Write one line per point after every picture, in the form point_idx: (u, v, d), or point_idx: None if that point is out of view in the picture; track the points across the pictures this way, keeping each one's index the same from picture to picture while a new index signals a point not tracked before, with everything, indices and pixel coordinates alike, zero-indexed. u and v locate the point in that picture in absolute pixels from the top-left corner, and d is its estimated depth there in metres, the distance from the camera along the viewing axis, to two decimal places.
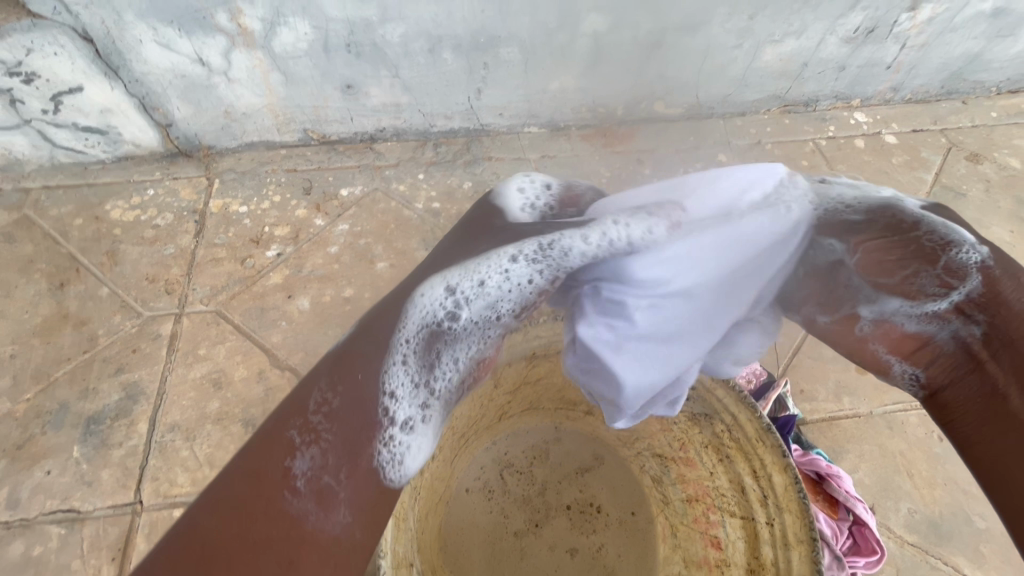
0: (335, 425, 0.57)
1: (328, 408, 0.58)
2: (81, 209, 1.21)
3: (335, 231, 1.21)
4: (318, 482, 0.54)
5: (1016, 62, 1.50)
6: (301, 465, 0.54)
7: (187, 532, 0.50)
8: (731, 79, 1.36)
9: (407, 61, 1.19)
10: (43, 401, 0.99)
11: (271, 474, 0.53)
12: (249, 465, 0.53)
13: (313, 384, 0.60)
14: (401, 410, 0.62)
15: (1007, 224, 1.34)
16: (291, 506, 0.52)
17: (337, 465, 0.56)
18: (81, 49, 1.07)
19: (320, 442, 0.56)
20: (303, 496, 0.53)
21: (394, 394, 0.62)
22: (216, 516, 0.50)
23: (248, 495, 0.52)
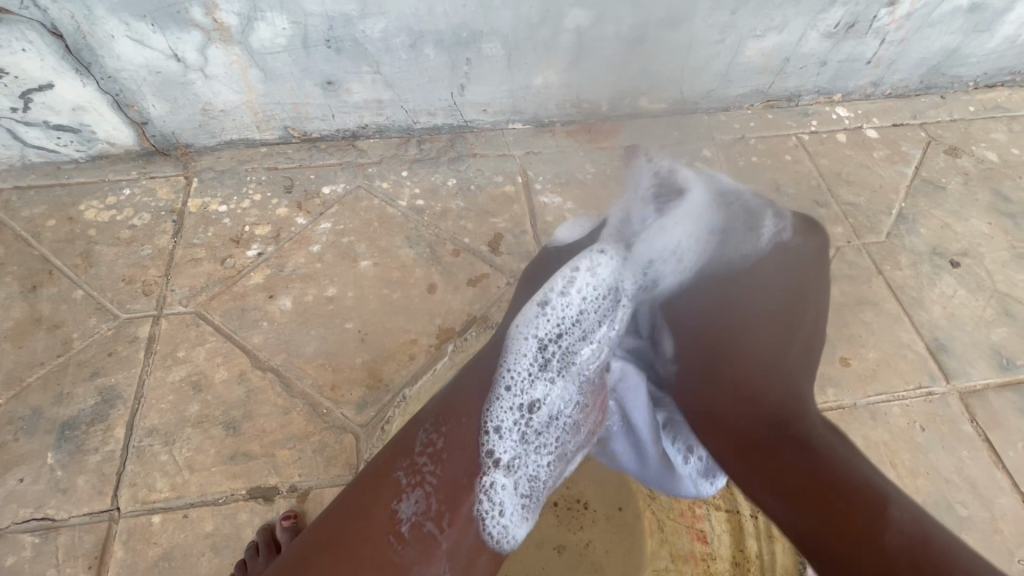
0: (437, 469, 0.64)
1: (430, 452, 0.65)
2: (54, 209, 1.18)
3: (317, 230, 1.19)
4: (421, 527, 0.59)
5: (991, 57, 1.52)
6: (407, 508, 0.59)
7: (298, 566, 0.55)
8: (714, 74, 1.36)
9: (388, 56, 1.18)
10: (16, 407, 0.97)
11: (379, 516, 0.58)
12: (360, 505, 0.59)
13: (416, 429, 0.67)
14: (501, 450, 0.70)
15: (985, 216, 1.35)
16: (398, 555, 0.57)
17: (439, 512, 0.61)
18: (50, 44, 1.04)
19: (423, 485, 0.62)
20: (407, 541, 0.58)
21: (496, 430, 0.71)
22: (327, 549, 0.56)
23: (356, 536, 0.57)
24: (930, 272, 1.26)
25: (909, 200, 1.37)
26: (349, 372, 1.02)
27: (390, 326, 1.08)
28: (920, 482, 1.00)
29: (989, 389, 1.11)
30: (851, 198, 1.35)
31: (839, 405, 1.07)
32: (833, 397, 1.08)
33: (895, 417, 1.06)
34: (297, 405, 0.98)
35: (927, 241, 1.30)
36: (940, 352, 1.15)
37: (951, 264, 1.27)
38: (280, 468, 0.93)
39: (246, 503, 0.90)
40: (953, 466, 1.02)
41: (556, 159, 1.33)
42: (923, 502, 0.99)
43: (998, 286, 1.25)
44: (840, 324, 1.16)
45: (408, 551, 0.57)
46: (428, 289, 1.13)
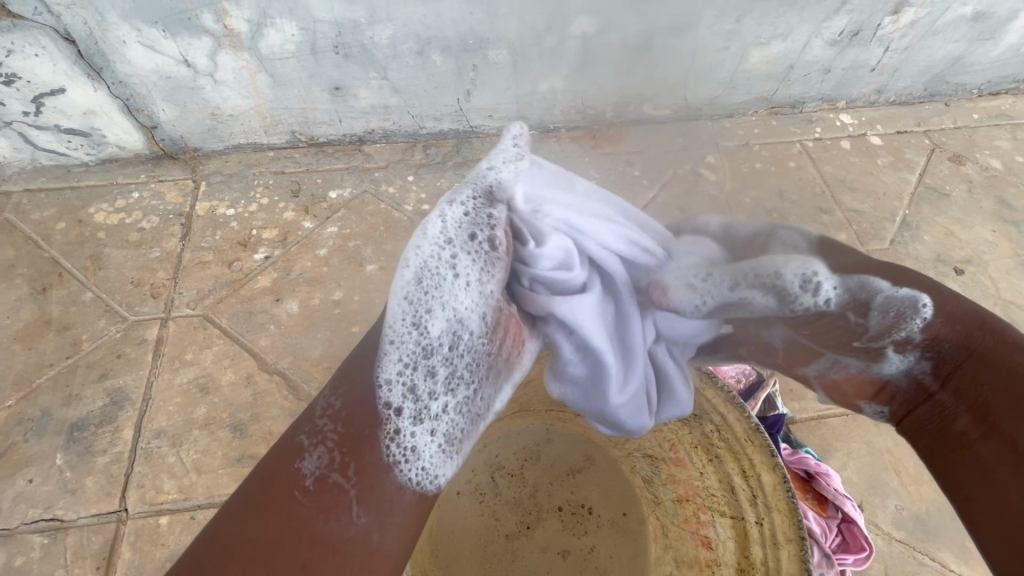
0: (335, 424, 0.56)
1: (332, 410, 0.57)
2: (64, 212, 1.19)
3: (324, 233, 1.20)
4: (327, 480, 0.54)
5: (996, 65, 1.52)
6: (310, 465, 0.54)
7: (207, 539, 0.52)
8: (719, 81, 1.37)
9: (395, 62, 1.19)
10: (25, 408, 0.97)
11: (283, 477, 0.53)
12: (263, 471, 0.55)
13: (319, 391, 0.59)
14: (394, 398, 0.57)
15: (990, 224, 1.36)
16: (304, 510, 0.52)
17: (344, 462, 0.54)
18: (63, 50, 1.05)
19: (326, 441, 0.55)
20: (314, 495, 0.53)
21: (387, 380, 0.57)
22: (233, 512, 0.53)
23: (259, 497, 0.53)
24: (934, 279, 1.26)
25: (913, 208, 1.37)
26: None
27: None
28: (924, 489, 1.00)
29: None
30: (855, 205, 1.36)
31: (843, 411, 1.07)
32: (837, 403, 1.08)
33: None
34: (304, 407, 0.99)
35: (931, 249, 1.31)
36: None
37: (955, 271, 1.27)
38: None
39: None
40: None
41: (561, 164, 1.34)
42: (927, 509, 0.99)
43: (1002, 294, 1.25)
44: None
45: (314, 504, 0.53)
46: None
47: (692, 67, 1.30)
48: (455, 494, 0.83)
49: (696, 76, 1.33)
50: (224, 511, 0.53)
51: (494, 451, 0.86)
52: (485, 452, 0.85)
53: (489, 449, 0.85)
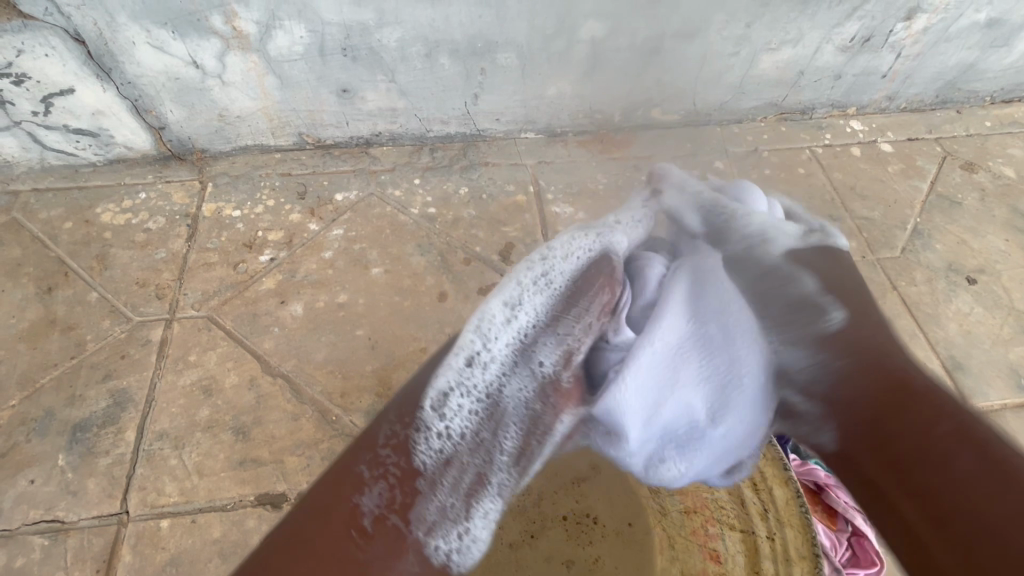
0: (401, 460, 0.60)
1: (395, 441, 0.61)
2: (71, 212, 1.19)
3: (330, 236, 1.20)
4: (384, 521, 0.56)
5: (1009, 73, 1.51)
6: (369, 502, 0.57)
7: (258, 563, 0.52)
8: (728, 87, 1.36)
9: (403, 65, 1.19)
10: (29, 408, 0.97)
11: (341, 510, 0.55)
12: (320, 502, 0.56)
13: (384, 420, 0.63)
14: (452, 434, 0.63)
15: (1003, 233, 1.34)
16: (362, 554, 0.54)
17: (404, 505, 0.57)
18: (72, 50, 1.05)
19: (388, 477, 0.58)
20: (369, 534, 0.55)
21: (449, 422, 0.64)
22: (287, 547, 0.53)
23: (316, 530, 0.54)
24: (946, 288, 1.24)
25: (924, 216, 1.35)
26: (359, 379, 1.02)
27: (400, 333, 1.08)
28: None
29: (1006, 410, 1.09)
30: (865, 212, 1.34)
31: None
32: None
33: None
34: (307, 411, 0.98)
35: (943, 257, 1.29)
36: (956, 371, 1.13)
37: (967, 281, 1.25)
38: (288, 475, 0.92)
39: (254, 510, 0.90)
40: None
41: (568, 168, 1.33)
42: None
43: (1016, 304, 1.23)
44: None
45: (365, 549, 0.54)
46: (438, 297, 1.12)
47: (701, 72, 1.29)
48: None
49: (705, 81, 1.32)
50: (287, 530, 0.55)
51: None
52: None
53: None
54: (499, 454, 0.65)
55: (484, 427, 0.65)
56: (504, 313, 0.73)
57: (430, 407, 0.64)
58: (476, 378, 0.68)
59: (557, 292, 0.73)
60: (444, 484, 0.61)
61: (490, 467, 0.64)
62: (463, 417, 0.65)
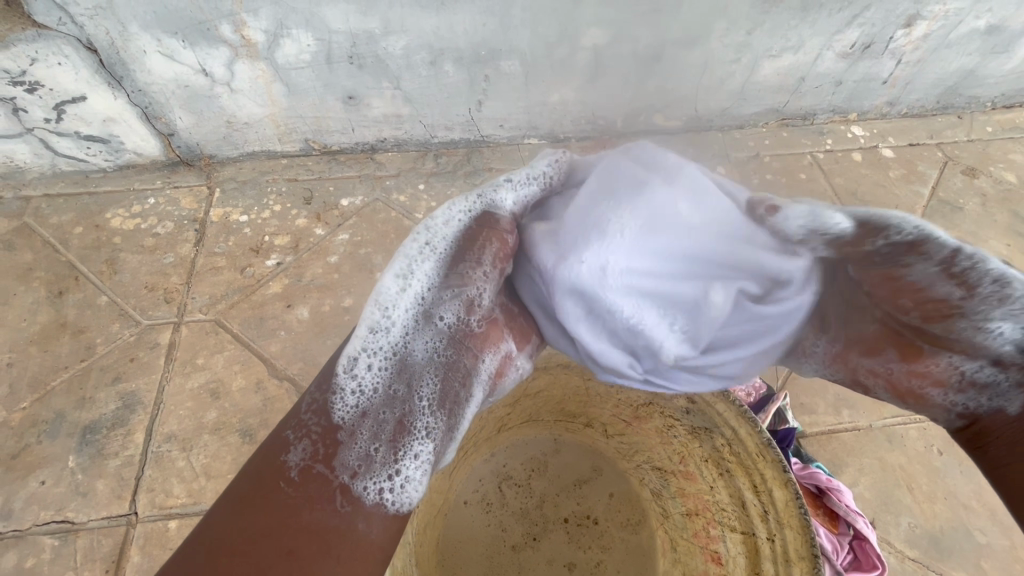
0: (320, 418, 0.59)
1: (316, 406, 0.60)
2: (82, 217, 1.21)
3: (335, 240, 1.21)
4: (311, 470, 0.57)
5: (1010, 79, 1.51)
6: (295, 457, 0.57)
7: (199, 532, 0.53)
8: (730, 93, 1.37)
9: (408, 73, 1.20)
10: (40, 410, 0.99)
11: (269, 471, 0.56)
12: (252, 465, 0.57)
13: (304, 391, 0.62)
14: (363, 384, 0.62)
15: (1004, 238, 1.34)
16: (290, 500, 0.55)
17: (327, 453, 0.58)
18: (85, 59, 1.07)
19: (310, 435, 0.58)
20: (296, 485, 0.55)
21: (355, 376, 0.62)
22: (221, 513, 0.54)
23: (250, 492, 0.55)
24: None
25: (925, 221, 1.36)
26: None
27: None
28: (938, 507, 0.99)
29: None
30: None
31: (855, 426, 1.05)
32: (849, 418, 1.06)
33: (912, 440, 1.05)
34: None
35: None
36: None
37: None
38: None
39: None
40: (972, 492, 1.01)
41: None
42: (941, 528, 0.97)
43: None
44: None
45: (297, 493, 0.55)
46: None
47: (703, 79, 1.31)
48: (462, 504, 0.82)
49: (706, 87, 1.34)
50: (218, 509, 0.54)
51: (501, 461, 0.85)
52: (493, 462, 0.85)
53: (496, 459, 0.85)
54: (417, 402, 0.62)
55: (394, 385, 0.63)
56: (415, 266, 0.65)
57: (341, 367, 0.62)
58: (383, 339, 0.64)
59: (446, 255, 0.66)
60: (365, 434, 0.60)
61: (409, 412, 0.62)
62: (373, 373, 0.62)
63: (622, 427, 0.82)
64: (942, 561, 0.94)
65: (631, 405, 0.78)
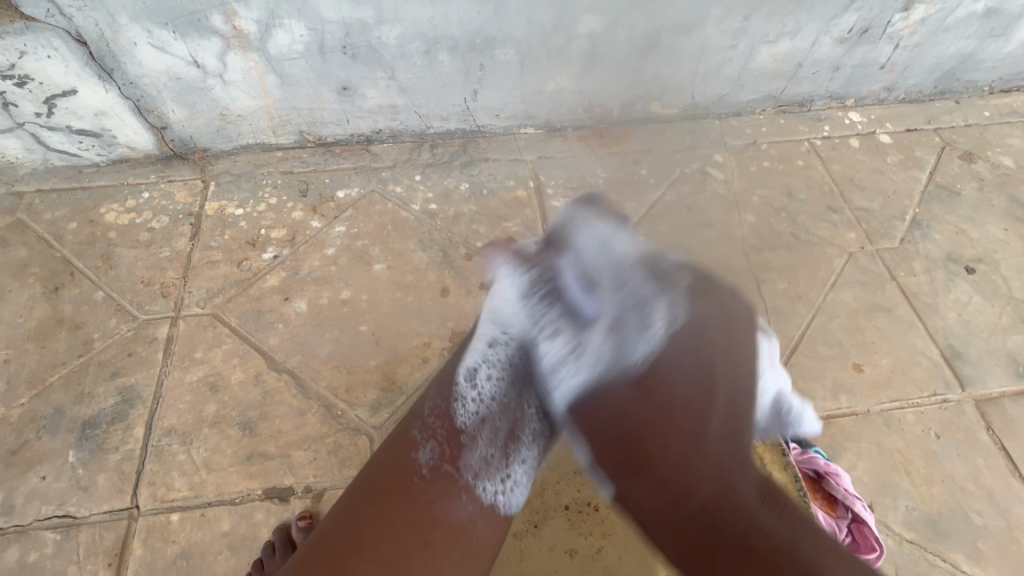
0: (445, 421, 0.75)
1: (438, 411, 0.76)
2: (75, 212, 1.20)
3: (332, 233, 1.21)
4: (438, 470, 0.70)
5: (1007, 62, 1.51)
6: (424, 456, 0.71)
7: (336, 525, 0.66)
8: (727, 79, 1.36)
9: (402, 62, 1.19)
10: (38, 406, 0.99)
11: (403, 463, 0.70)
12: (388, 457, 0.72)
13: (426, 399, 0.79)
14: (480, 397, 0.78)
15: (1001, 222, 1.34)
16: (422, 490, 0.69)
17: (453, 456, 0.72)
18: (75, 51, 1.06)
19: (435, 437, 0.73)
20: (427, 479, 0.69)
21: (471, 394, 0.78)
22: (367, 505, 0.67)
23: (386, 485, 0.69)
24: (945, 278, 1.25)
25: (923, 206, 1.36)
26: (363, 374, 1.03)
27: (403, 328, 1.09)
28: (935, 490, 1.00)
29: (1004, 397, 1.10)
30: (864, 203, 1.35)
31: (853, 411, 1.06)
32: (846, 403, 1.07)
33: (910, 424, 1.05)
34: (313, 406, 0.99)
35: (942, 247, 1.30)
36: (955, 359, 1.14)
37: (966, 271, 1.26)
38: (295, 469, 0.94)
39: (263, 503, 0.91)
40: (969, 475, 1.01)
41: (567, 162, 1.32)
42: (939, 510, 0.98)
43: (1014, 292, 1.24)
44: (853, 331, 1.16)
45: (428, 488, 0.69)
46: (440, 292, 1.13)
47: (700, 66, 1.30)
48: None
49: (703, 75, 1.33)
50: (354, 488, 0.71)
51: None
52: None
53: None
54: (524, 418, 0.78)
55: (511, 403, 0.78)
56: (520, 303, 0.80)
57: (462, 380, 0.79)
58: (497, 364, 0.80)
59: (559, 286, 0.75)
60: (483, 439, 0.75)
61: (516, 427, 0.77)
62: (486, 389, 0.78)
63: None
64: (939, 542, 0.95)
65: None
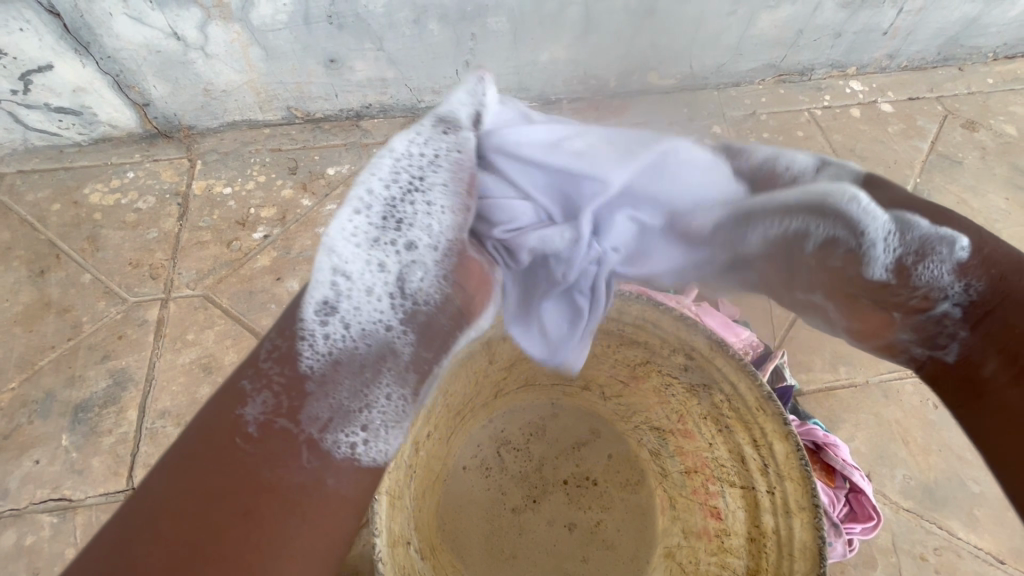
0: (284, 367, 0.49)
1: (277, 354, 0.50)
2: (59, 193, 1.17)
3: (323, 211, 1.18)
4: (273, 425, 0.47)
5: (1013, 27, 1.47)
6: (253, 411, 0.47)
7: (145, 491, 0.44)
8: (726, 48, 1.32)
9: (391, 33, 1.15)
10: (29, 390, 0.97)
11: (225, 424, 0.46)
12: (209, 413, 0.47)
13: (268, 336, 0.53)
14: (316, 330, 0.51)
15: (1003, 192, 1.33)
16: (245, 457, 0.45)
17: (292, 408, 0.48)
18: (48, 24, 1.02)
19: (272, 385, 0.48)
20: (258, 441, 0.46)
21: (307, 341, 0.51)
22: (173, 474, 0.44)
23: (203, 447, 0.45)
24: None
25: (924, 175, 1.34)
26: None
27: None
28: (933, 459, 1.00)
29: None
30: None
31: (852, 383, 1.06)
32: (846, 375, 1.06)
33: (908, 395, 1.05)
34: None
35: None
36: None
37: None
38: None
39: None
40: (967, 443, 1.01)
41: None
42: (936, 479, 0.98)
43: None
44: None
45: (259, 451, 0.46)
46: None
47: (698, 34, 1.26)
48: (462, 469, 0.83)
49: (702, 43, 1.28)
50: (158, 469, 0.45)
51: (500, 427, 0.86)
52: (491, 428, 0.86)
53: (495, 425, 0.86)
54: (400, 347, 0.52)
55: (399, 318, 0.52)
56: (364, 220, 0.54)
57: (314, 310, 0.53)
58: (355, 296, 0.53)
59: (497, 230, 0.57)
60: (338, 385, 0.49)
61: (376, 376, 0.51)
62: (355, 310, 0.53)
63: (621, 389, 0.84)
64: (937, 511, 0.95)
65: (628, 365, 0.80)
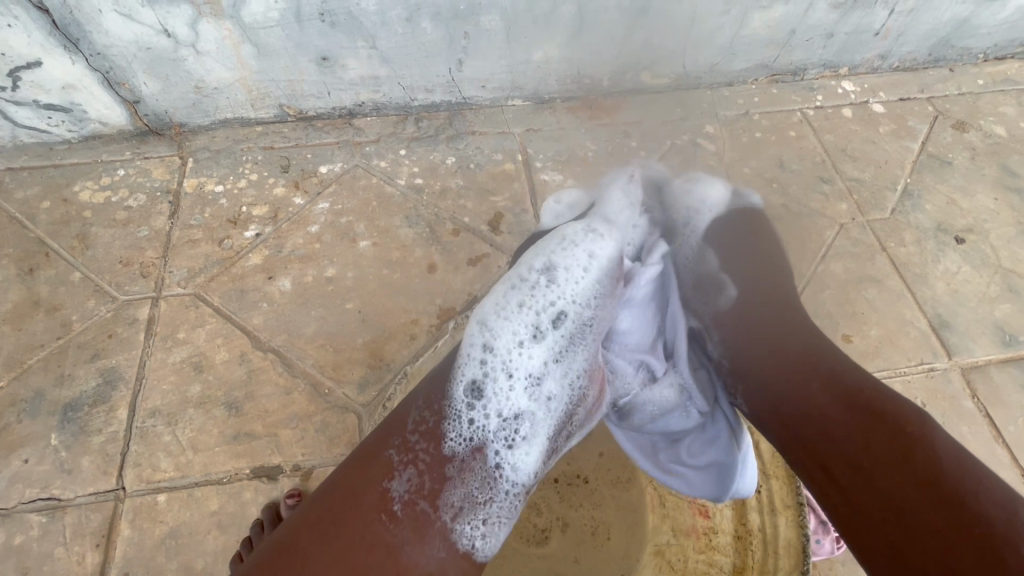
0: (429, 445, 0.62)
1: (427, 429, 0.63)
2: (48, 191, 1.17)
3: (315, 210, 1.18)
4: (414, 506, 0.59)
5: (1003, 28, 1.48)
6: (398, 487, 0.59)
7: (288, 545, 0.55)
8: (719, 47, 1.32)
9: (384, 31, 1.15)
10: (17, 389, 0.97)
11: (368, 497, 0.58)
12: (349, 486, 0.59)
13: (411, 405, 0.66)
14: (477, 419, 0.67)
15: (992, 192, 1.34)
16: (390, 536, 0.56)
17: (432, 491, 0.60)
18: (36, 20, 1.01)
19: (416, 463, 0.61)
20: (400, 523, 0.57)
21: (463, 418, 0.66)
22: (315, 536, 0.55)
23: (343, 515, 0.57)
24: (935, 248, 1.24)
25: (914, 175, 1.35)
26: (350, 352, 1.02)
27: (389, 306, 1.07)
28: None
29: (990, 365, 1.11)
30: (856, 174, 1.34)
31: None
32: None
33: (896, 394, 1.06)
34: (299, 384, 0.98)
35: (933, 217, 1.29)
36: (943, 329, 1.14)
37: (955, 240, 1.26)
38: (283, 447, 0.93)
39: (250, 482, 0.90)
40: None
41: (557, 136, 1.30)
42: None
43: (1003, 262, 1.23)
44: (842, 302, 1.16)
45: (400, 532, 0.57)
46: (428, 268, 1.11)
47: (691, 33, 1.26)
48: None
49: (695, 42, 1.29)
50: (294, 531, 0.57)
51: None
52: None
53: None
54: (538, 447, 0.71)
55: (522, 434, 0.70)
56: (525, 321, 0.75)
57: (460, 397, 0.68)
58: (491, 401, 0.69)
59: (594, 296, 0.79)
60: (474, 472, 0.64)
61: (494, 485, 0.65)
62: (500, 406, 0.69)
63: None
64: None
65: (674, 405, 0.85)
